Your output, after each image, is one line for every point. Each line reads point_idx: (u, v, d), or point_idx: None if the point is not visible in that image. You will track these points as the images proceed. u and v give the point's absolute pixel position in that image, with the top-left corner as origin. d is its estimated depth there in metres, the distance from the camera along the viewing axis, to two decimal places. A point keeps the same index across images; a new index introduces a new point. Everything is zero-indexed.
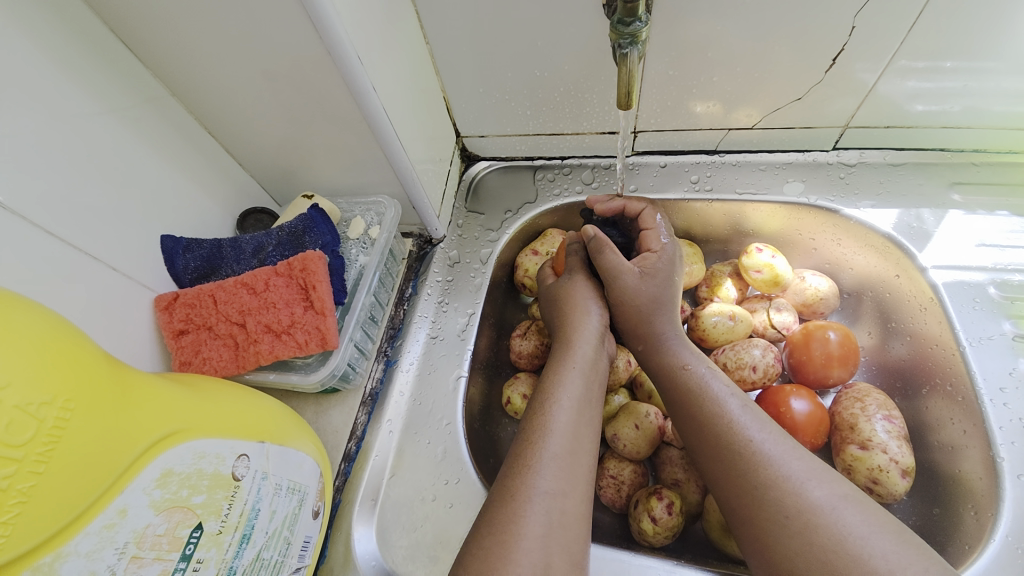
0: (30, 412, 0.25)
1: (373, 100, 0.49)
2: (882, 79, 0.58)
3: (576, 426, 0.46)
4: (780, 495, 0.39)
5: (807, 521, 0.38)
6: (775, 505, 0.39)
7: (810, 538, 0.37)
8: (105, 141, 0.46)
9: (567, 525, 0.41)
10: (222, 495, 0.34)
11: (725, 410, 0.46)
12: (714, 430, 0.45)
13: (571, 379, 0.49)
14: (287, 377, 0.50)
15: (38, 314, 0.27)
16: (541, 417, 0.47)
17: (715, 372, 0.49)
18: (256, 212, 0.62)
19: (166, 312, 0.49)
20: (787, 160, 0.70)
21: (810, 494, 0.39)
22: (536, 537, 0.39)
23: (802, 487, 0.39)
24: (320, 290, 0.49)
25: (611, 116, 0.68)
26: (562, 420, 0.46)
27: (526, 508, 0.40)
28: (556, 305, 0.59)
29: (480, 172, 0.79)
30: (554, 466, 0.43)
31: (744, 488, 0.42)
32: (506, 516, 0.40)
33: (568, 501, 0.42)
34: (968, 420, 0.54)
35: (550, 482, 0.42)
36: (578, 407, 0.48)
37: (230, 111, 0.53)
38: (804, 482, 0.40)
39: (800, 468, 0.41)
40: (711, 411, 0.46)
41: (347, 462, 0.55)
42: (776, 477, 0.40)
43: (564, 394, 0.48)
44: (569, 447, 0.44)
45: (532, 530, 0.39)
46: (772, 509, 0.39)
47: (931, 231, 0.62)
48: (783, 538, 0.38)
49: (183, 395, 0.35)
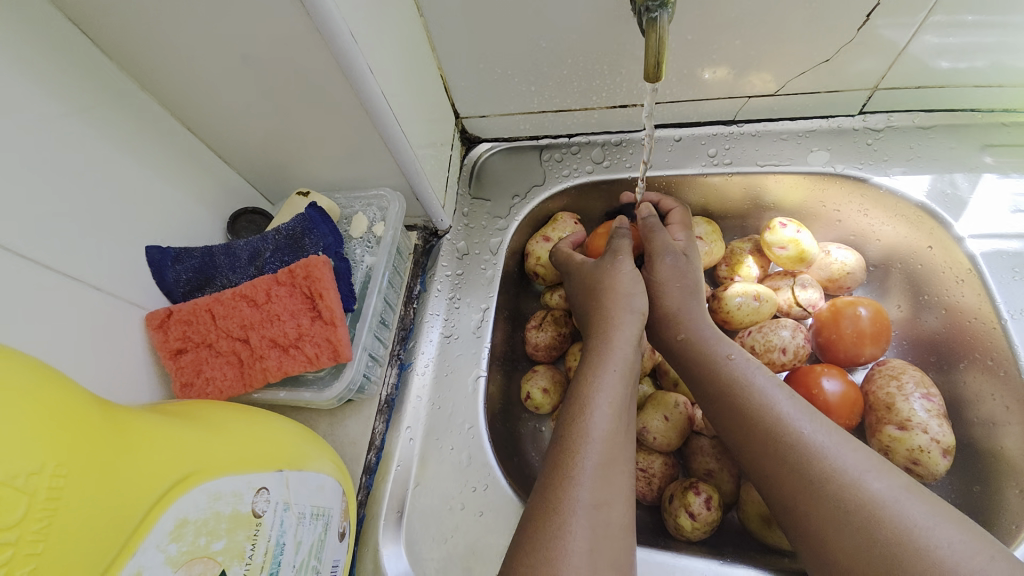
0: (16, 486, 0.22)
1: (370, 83, 0.44)
2: (914, 39, 0.54)
3: (617, 432, 0.43)
4: (841, 489, 0.37)
5: (871, 515, 0.35)
6: (835, 501, 0.36)
7: (874, 532, 0.34)
8: (73, 146, 0.41)
9: (613, 536, 0.39)
10: (244, 535, 0.31)
11: (770, 403, 0.43)
12: (756, 426, 0.42)
13: (610, 379, 0.46)
14: (298, 393, 0.46)
15: (21, 367, 0.24)
16: (579, 424, 0.43)
17: (760, 365, 0.45)
18: (248, 213, 0.58)
19: (161, 330, 0.45)
20: (810, 127, 0.66)
21: (870, 487, 0.36)
22: (584, 552, 0.36)
23: (861, 480, 0.37)
24: (327, 298, 0.45)
25: (622, 89, 0.63)
26: (602, 424, 0.43)
27: (570, 521, 0.38)
28: (592, 297, 0.54)
29: (482, 156, 0.74)
30: (597, 475, 0.40)
31: (797, 485, 0.39)
32: (549, 533, 0.37)
33: (613, 510, 0.40)
34: (1010, 397, 0.52)
35: (593, 493, 0.39)
36: (618, 413, 0.44)
37: (210, 103, 0.48)
38: (862, 475, 0.37)
39: (856, 460, 0.38)
40: (755, 404, 0.43)
41: (368, 474, 0.53)
42: (829, 470, 0.38)
43: (602, 396, 0.45)
44: (609, 454, 0.42)
45: (578, 546, 0.37)
46: (832, 504, 0.36)
47: (965, 198, 0.59)
48: (845, 534, 0.35)
49: (190, 432, 0.32)
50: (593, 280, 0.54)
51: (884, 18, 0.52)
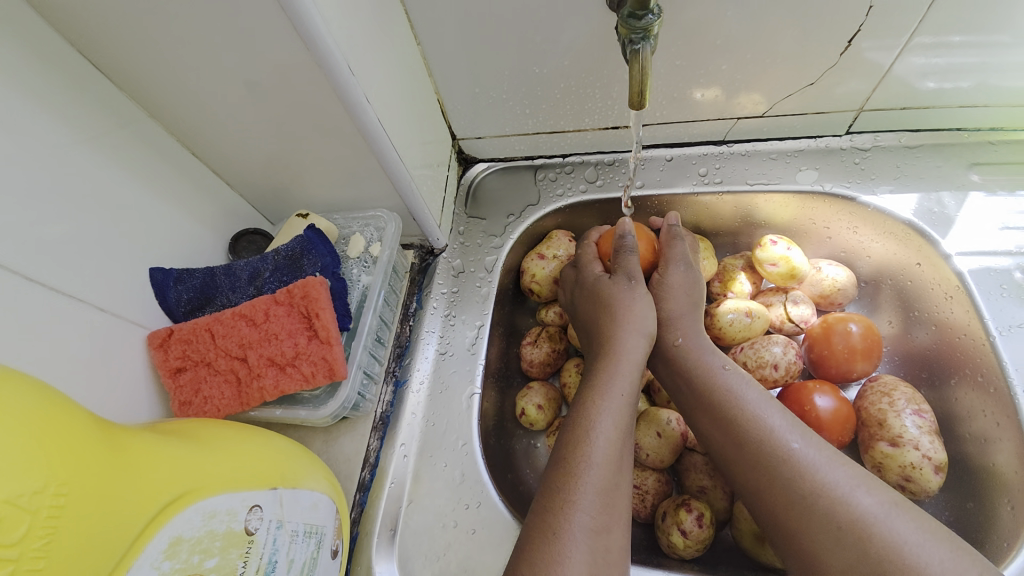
0: (20, 505, 0.22)
1: (368, 111, 0.46)
2: (898, 60, 0.55)
3: (618, 457, 0.43)
4: (831, 503, 0.37)
5: (862, 533, 0.35)
6: (826, 515, 0.37)
7: (867, 547, 0.35)
8: (81, 172, 0.43)
9: (610, 562, 0.39)
10: (236, 553, 0.32)
11: (759, 416, 0.43)
12: (744, 440, 0.42)
13: (614, 403, 0.46)
14: (294, 411, 0.47)
15: (26, 389, 0.25)
16: (581, 449, 0.43)
17: (750, 379, 0.46)
18: (249, 234, 0.59)
19: (161, 349, 0.46)
20: (798, 147, 0.67)
21: (859, 502, 0.36)
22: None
23: (851, 496, 0.37)
24: (324, 318, 0.46)
25: (614, 111, 0.65)
26: (603, 449, 0.43)
27: (567, 548, 0.38)
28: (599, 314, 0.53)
29: (478, 175, 0.76)
30: (597, 500, 0.41)
31: (786, 502, 0.39)
32: (546, 559, 0.37)
33: (611, 536, 0.40)
34: (1000, 413, 0.52)
35: (593, 519, 0.40)
36: (621, 437, 0.45)
37: (214, 129, 0.50)
38: (851, 490, 0.37)
39: (845, 476, 0.38)
40: (744, 417, 0.43)
41: (363, 491, 0.53)
42: (817, 485, 0.38)
43: (603, 418, 0.45)
44: (611, 480, 0.42)
45: (575, 572, 0.37)
46: (822, 520, 0.37)
47: (953, 216, 0.60)
48: (836, 550, 0.36)
49: (186, 451, 0.33)
50: (600, 295, 0.54)
51: (870, 40, 0.54)
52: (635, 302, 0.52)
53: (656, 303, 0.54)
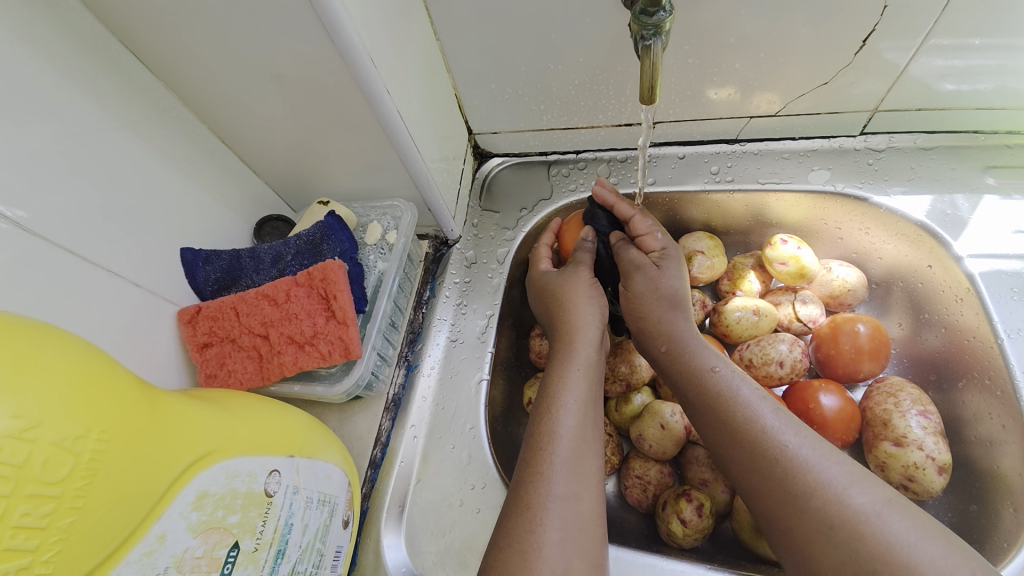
0: (66, 448, 0.25)
1: (387, 103, 0.48)
2: (915, 60, 0.55)
3: (584, 430, 0.45)
4: (823, 503, 0.38)
5: (853, 530, 0.36)
6: (818, 514, 0.37)
7: (858, 546, 0.35)
8: (120, 156, 0.46)
9: (584, 528, 0.40)
10: (256, 513, 0.34)
11: (754, 416, 0.44)
12: (739, 439, 0.43)
13: (576, 381, 0.48)
14: (312, 388, 0.50)
15: (73, 346, 0.27)
16: (547, 420, 0.45)
17: (745, 377, 0.47)
18: (272, 220, 0.62)
19: (190, 325, 0.49)
20: (811, 147, 0.68)
21: (853, 501, 0.37)
22: (554, 542, 0.39)
23: (843, 494, 0.38)
24: (341, 300, 0.48)
25: (627, 109, 0.66)
26: (570, 422, 0.45)
27: (542, 515, 0.40)
28: (552, 304, 0.56)
29: (493, 169, 0.77)
30: (566, 470, 0.42)
31: (782, 500, 0.40)
32: (522, 525, 0.39)
33: (582, 503, 0.41)
34: (1007, 416, 0.52)
35: (563, 486, 0.41)
36: (584, 408, 0.47)
37: (243, 119, 0.52)
38: (845, 489, 0.38)
39: (841, 473, 0.39)
40: (739, 417, 0.44)
41: (373, 468, 0.55)
42: (811, 484, 0.39)
43: (569, 396, 0.47)
44: (578, 450, 0.44)
45: (550, 537, 0.39)
46: (815, 518, 0.38)
47: (966, 218, 0.60)
48: (827, 548, 0.36)
49: (213, 415, 0.35)
50: (552, 288, 0.57)
51: (886, 40, 0.54)
52: (580, 294, 0.54)
53: (634, 316, 0.55)
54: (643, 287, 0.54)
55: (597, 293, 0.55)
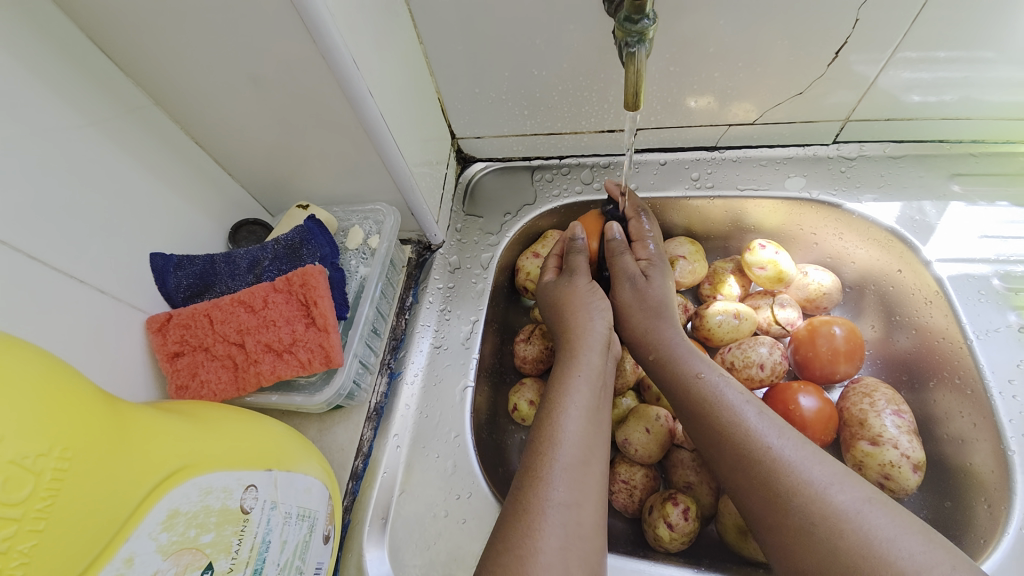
0: (25, 466, 0.23)
1: (370, 105, 0.47)
2: (882, 72, 0.58)
3: (587, 435, 0.45)
4: (807, 501, 0.38)
5: (833, 529, 0.36)
6: (800, 512, 0.38)
7: (837, 543, 0.36)
8: (88, 157, 0.44)
9: (584, 536, 0.40)
10: (231, 531, 0.33)
11: (739, 417, 0.44)
12: (725, 440, 0.44)
13: (579, 387, 0.47)
14: (290, 397, 0.48)
15: (35, 356, 0.25)
16: (546, 430, 0.45)
17: (730, 381, 0.47)
18: (248, 224, 0.60)
19: (160, 333, 0.46)
20: (787, 154, 0.69)
21: (834, 500, 0.38)
22: (554, 550, 0.38)
23: (825, 493, 0.38)
24: (321, 306, 0.47)
25: (610, 115, 0.67)
26: (572, 429, 0.44)
27: (540, 520, 0.39)
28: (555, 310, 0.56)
29: (476, 174, 0.77)
30: (566, 476, 0.42)
31: (766, 498, 0.40)
32: (513, 535, 0.39)
33: (583, 510, 0.41)
34: (977, 414, 0.54)
35: (563, 493, 0.41)
36: (588, 415, 0.46)
37: (218, 120, 0.50)
38: (827, 488, 0.38)
39: (822, 474, 0.39)
40: (725, 419, 0.44)
41: (355, 480, 0.54)
42: (794, 484, 0.39)
43: (570, 403, 0.46)
44: (581, 457, 0.43)
45: (550, 543, 0.38)
46: (797, 515, 0.38)
47: (933, 223, 0.62)
48: (808, 545, 0.37)
49: (186, 428, 0.33)
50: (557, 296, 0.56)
51: (857, 53, 0.56)
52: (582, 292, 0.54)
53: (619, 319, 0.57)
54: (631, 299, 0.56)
55: (597, 298, 0.54)
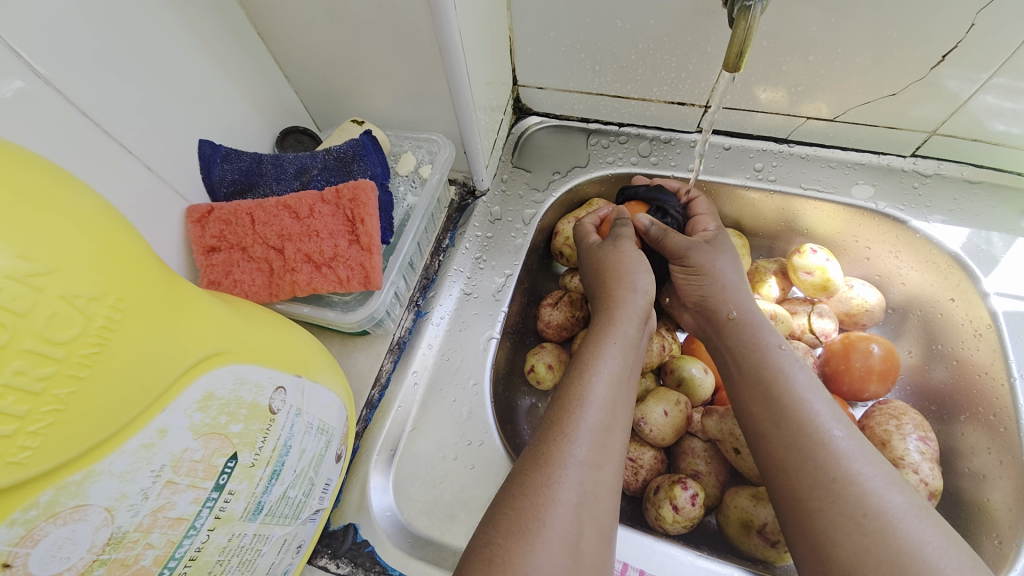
0: (76, 307, 0.22)
1: (451, 22, 0.44)
2: (977, 94, 0.55)
3: (614, 401, 0.44)
4: (860, 493, 0.38)
5: (885, 525, 0.36)
6: (853, 502, 0.38)
7: (887, 540, 0.36)
8: (151, 23, 0.41)
9: (599, 498, 0.39)
10: (258, 427, 0.32)
11: (804, 400, 0.44)
12: (783, 417, 0.43)
13: (612, 352, 0.46)
14: (322, 312, 0.47)
15: (91, 199, 0.24)
16: (578, 387, 0.44)
17: (805, 365, 0.46)
18: (296, 132, 0.58)
19: (199, 225, 0.45)
20: (859, 160, 0.66)
21: (888, 500, 0.37)
22: (569, 503, 0.37)
23: (880, 492, 0.38)
24: (368, 224, 0.45)
25: (684, 86, 0.63)
26: (600, 392, 0.43)
27: (560, 473, 0.38)
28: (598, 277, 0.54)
29: (530, 128, 0.74)
30: (591, 437, 0.41)
31: (815, 482, 0.39)
32: (543, 478, 0.38)
33: (602, 472, 0.40)
34: (1004, 452, 0.53)
35: (586, 452, 0.40)
36: (617, 382, 0.45)
37: (286, 12, 0.48)
38: (883, 488, 0.38)
39: (877, 472, 0.39)
40: (787, 398, 0.44)
41: (369, 409, 0.53)
42: (850, 475, 0.39)
43: (603, 367, 0.45)
44: (606, 421, 0.42)
45: (565, 496, 0.37)
46: (847, 506, 0.38)
47: (998, 256, 0.60)
48: (853, 535, 0.36)
49: (228, 315, 0.32)
50: (600, 260, 0.54)
51: (952, 69, 0.53)
52: (631, 261, 0.52)
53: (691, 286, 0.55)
54: (698, 261, 0.54)
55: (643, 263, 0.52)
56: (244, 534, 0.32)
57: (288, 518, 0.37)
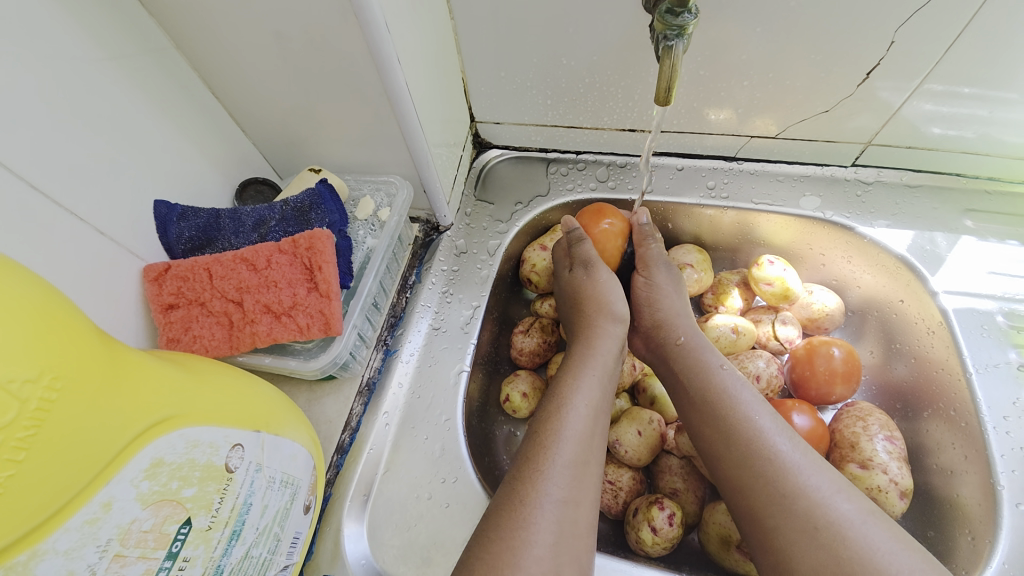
0: (10, 391, 0.22)
1: (398, 72, 0.46)
2: (908, 102, 0.58)
3: (591, 434, 0.44)
4: (809, 506, 0.39)
5: (836, 535, 0.37)
6: (804, 516, 0.38)
7: (839, 551, 0.36)
8: (102, 91, 0.42)
9: (577, 534, 0.39)
10: (214, 488, 0.31)
11: (749, 417, 0.44)
12: (733, 433, 0.44)
13: (588, 383, 0.47)
14: (284, 361, 0.47)
15: (26, 279, 0.24)
16: (553, 422, 0.44)
17: (745, 381, 0.47)
18: (256, 182, 0.59)
19: (156, 284, 0.45)
20: (804, 172, 0.69)
21: (838, 508, 0.38)
22: (546, 545, 0.37)
23: (829, 501, 0.39)
24: (326, 271, 0.46)
25: (633, 113, 0.66)
26: (577, 426, 0.44)
27: (535, 513, 0.38)
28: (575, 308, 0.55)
29: (491, 161, 0.76)
30: (568, 473, 0.41)
31: (767, 497, 0.40)
32: (512, 522, 0.38)
33: (579, 510, 0.40)
34: (968, 447, 0.54)
35: (562, 489, 0.40)
36: (593, 414, 0.46)
37: (239, 71, 0.49)
38: (831, 496, 0.39)
39: (827, 483, 0.40)
40: (733, 416, 0.45)
41: (341, 454, 0.53)
42: (798, 487, 0.40)
43: (579, 398, 0.46)
44: (581, 455, 0.43)
45: (541, 538, 0.37)
46: (800, 519, 0.38)
47: (943, 255, 0.62)
48: (808, 548, 0.37)
49: (178, 377, 0.32)
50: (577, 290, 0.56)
51: (883, 81, 0.57)
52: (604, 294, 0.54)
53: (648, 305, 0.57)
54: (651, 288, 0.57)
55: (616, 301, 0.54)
56: None
57: None
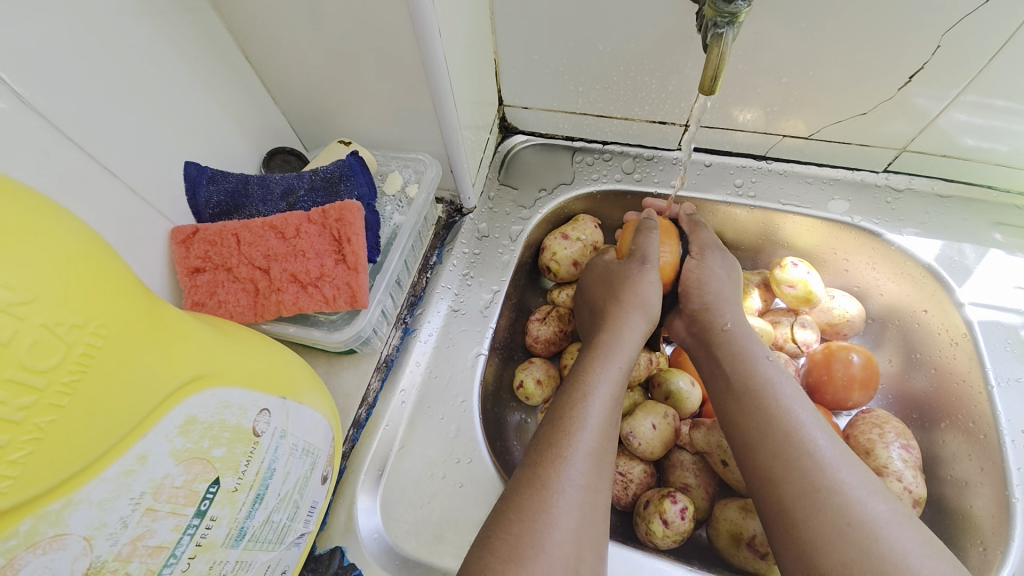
0: (58, 334, 0.22)
1: (436, 47, 0.45)
2: (945, 111, 0.57)
3: (610, 422, 0.44)
4: (844, 502, 0.38)
5: (869, 533, 0.37)
6: (837, 511, 0.38)
7: (871, 549, 0.36)
8: (136, 47, 0.42)
9: (595, 519, 0.39)
10: (241, 451, 0.31)
11: (789, 409, 0.44)
12: (769, 427, 0.44)
13: (611, 373, 0.47)
14: (308, 331, 0.47)
15: (74, 225, 0.24)
16: (575, 409, 0.44)
17: (789, 373, 0.47)
18: (283, 152, 0.58)
19: (183, 246, 0.45)
20: (834, 175, 0.68)
21: (872, 509, 0.38)
22: (567, 529, 0.37)
23: (864, 500, 0.39)
24: (354, 244, 0.46)
25: (665, 105, 0.65)
26: (597, 413, 0.44)
27: (557, 497, 0.38)
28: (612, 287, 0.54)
29: (516, 146, 0.75)
30: (588, 459, 0.41)
31: (800, 493, 0.40)
32: (537, 503, 0.38)
33: (599, 495, 0.40)
34: (985, 459, 0.54)
35: (583, 476, 0.40)
36: (613, 402, 0.45)
37: (274, 37, 0.49)
38: (866, 496, 0.39)
39: (862, 482, 0.40)
40: (773, 409, 0.45)
41: (356, 428, 0.53)
42: (834, 484, 0.39)
43: (601, 385, 0.45)
44: (602, 444, 0.42)
45: (564, 522, 0.37)
46: (833, 515, 0.38)
47: (971, 267, 0.61)
48: (837, 544, 0.37)
49: (211, 337, 0.32)
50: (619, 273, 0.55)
51: (921, 87, 0.56)
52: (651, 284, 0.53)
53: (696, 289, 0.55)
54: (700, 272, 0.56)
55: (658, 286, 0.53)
56: (226, 561, 0.32)
57: (272, 543, 0.36)
